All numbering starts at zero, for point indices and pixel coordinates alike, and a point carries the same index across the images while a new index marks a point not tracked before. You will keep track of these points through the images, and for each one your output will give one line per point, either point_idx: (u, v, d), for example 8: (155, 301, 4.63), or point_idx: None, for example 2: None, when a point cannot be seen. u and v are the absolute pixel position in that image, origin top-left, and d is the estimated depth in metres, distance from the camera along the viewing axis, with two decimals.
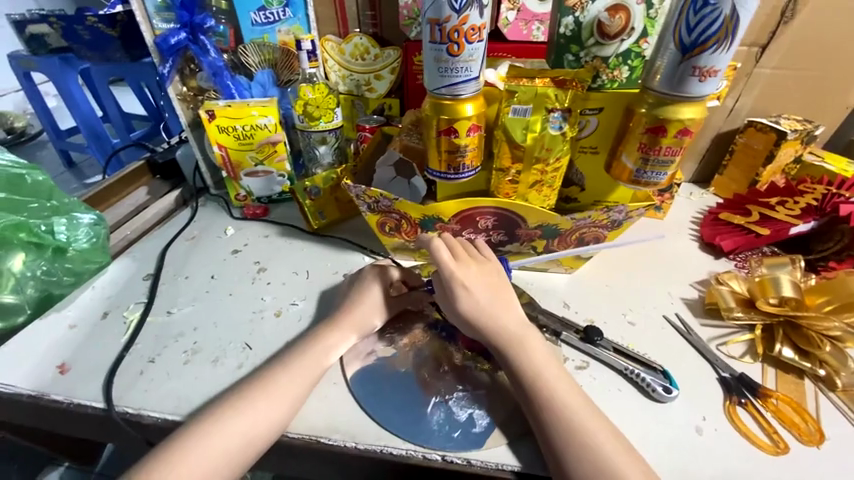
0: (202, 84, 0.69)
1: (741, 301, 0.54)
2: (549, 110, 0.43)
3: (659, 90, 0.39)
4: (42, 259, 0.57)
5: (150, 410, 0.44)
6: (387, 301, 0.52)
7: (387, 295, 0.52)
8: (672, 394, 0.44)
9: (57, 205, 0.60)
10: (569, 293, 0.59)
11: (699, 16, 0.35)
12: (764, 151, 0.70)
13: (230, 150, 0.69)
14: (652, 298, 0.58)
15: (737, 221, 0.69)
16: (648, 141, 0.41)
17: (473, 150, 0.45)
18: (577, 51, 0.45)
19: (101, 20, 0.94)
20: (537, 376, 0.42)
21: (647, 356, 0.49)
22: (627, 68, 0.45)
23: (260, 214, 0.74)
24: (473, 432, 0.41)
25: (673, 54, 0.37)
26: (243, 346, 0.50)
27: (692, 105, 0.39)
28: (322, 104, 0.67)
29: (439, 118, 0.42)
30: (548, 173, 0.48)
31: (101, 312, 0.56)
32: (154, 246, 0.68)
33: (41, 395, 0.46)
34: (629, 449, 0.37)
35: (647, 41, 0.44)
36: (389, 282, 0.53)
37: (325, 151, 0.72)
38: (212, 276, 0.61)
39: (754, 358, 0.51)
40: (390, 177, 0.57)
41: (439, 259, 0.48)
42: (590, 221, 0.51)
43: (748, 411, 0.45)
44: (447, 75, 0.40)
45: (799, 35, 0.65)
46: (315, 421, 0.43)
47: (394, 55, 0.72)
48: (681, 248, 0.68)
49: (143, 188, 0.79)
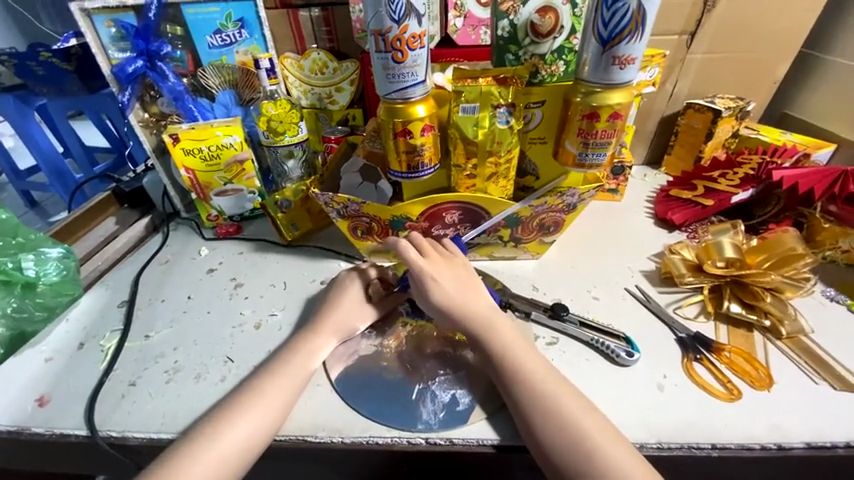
0: (164, 109, 0.71)
1: (691, 267, 0.59)
2: (495, 106, 0.46)
3: (589, 80, 0.43)
4: (12, 296, 0.56)
5: (136, 431, 0.44)
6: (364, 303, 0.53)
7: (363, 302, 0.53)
8: (634, 357, 0.48)
9: (23, 241, 0.60)
10: (539, 277, 0.62)
11: (611, 12, 0.39)
12: (703, 129, 0.77)
13: (198, 172, 0.69)
14: (614, 273, 0.62)
15: (686, 195, 0.74)
16: (586, 126, 0.45)
17: (430, 149, 0.48)
18: (517, 51, 0.49)
19: (55, 55, 0.91)
20: (505, 351, 0.44)
21: (610, 326, 0.53)
22: (563, 63, 0.49)
23: (233, 232, 0.75)
24: (457, 410, 0.43)
25: (595, 47, 0.41)
26: (225, 360, 0.51)
27: (619, 90, 0.43)
28: (285, 119, 0.69)
29: (394, 122, 0.45)
30: (502, 165, 0.51)
31: (76, 343, 0.55)
32: (127, 273, 0.67)
33: (21, 430, 0.46)
34: (592, 409, 0.40)
35: (577, 37, 0.48)
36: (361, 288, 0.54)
37: (293, 165, 0.73)
38: (189, 296, 0.61)
39: (707, 316, 0.55)
40: (357, 183, 0.60)
41: (408, 258, 0.51)
42: (547, 207, 0.55)
43: (704, 365, 0.49)
44: (396, 80, 0.43)
45: (718, 23, 0.71)
46: (302, 421, 0.44)
47: (352, 68, 0.75)
48: (639, 225, 0.73)
49: (111, 217, 0.78)
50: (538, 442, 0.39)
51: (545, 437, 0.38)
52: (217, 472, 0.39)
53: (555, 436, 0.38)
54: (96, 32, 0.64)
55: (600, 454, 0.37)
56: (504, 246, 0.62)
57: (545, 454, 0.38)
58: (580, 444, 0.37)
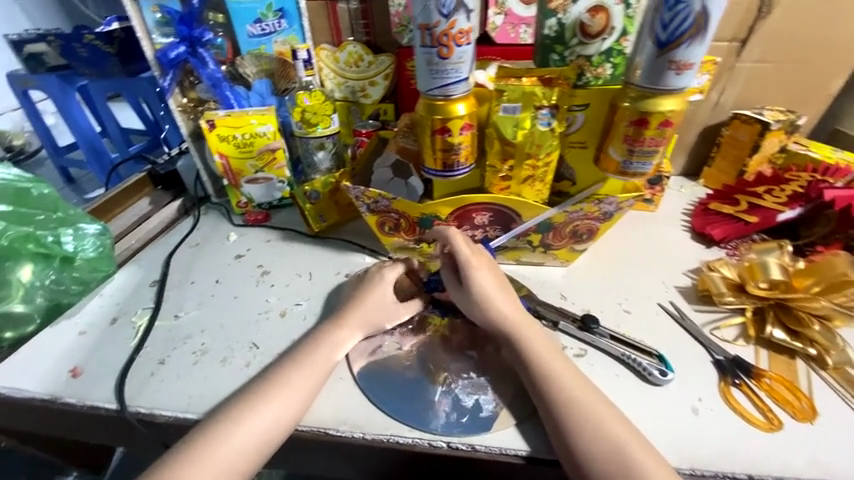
0: (202, 95, 0.72)
1: (732, 286, 0.56)
2: (537, 108, 0.45)
3: (639, 84, 0.42)
4: (51, 268, 0.58)
5: (163, 409, 0.45)
6: (389, 300, 0.52)
7: (387, 298, 0.52)
8: (667, 377, 0.46)
9: (63, 216, 0.62)
10: (567, 286, 0.60)
11: (672, 13, 0.37)
12: (749, 142, 0.73)
13: (231, 158, 0.70)
14: (647, 287, 0.60)
15: (726, 210, 0.71)
16: (633, 133, 0.43)
17: (467, 148, 0.47)
18: (562, 51, 0.47)
19: (99, 37, 0.98)
20: (535, 356, 0.44)
21: (643, 342, 0.51)
22: (610, 65, 0.47)
23: (261, 219, 0.76)
24: (480, 417, 0.43)
25: (650, 50, 0.40)
26: (250, 346, 0.52)
27: (671, 97, 0.41)
28: (319, 110, 0.69)
29: (433, 119, 0.44)
30: (540, 168, 0.50)
31: (109, 319, 0.57)
32: (158, 253, 0.69)
33: (55, 399, 0.47)
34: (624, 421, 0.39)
35: (628, 38, 0.46)
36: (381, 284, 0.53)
37: (323, 156, 0.74)
38: (217, 280, 0.62)
39: (746, 340, 0.52)
40: (387, 178, 0.59)
41: (457, 249, 0.51)
42: (582, 214, 0.54)
43: (742, 390, 0.47)
44: (439, 77, 0.42)
45: (776, 31, 0.67)
46: (324, 414, 0.44)
47: (388, 62, 0.75)
48: (674, 238, 0.70)
49: (145, 198, 0.80)
50: (571, 451, 0.38)
51: (579, 445, 0.38)
52: (243, 454, 0.39)
53: (589, 445, 0.37)
54: (142, 16, 0.65)
55: (636, 464, 0.36)
56: (532, 251, 0.60)
57: (579, 463, 0.37)
58: (615, 454, 0.37)
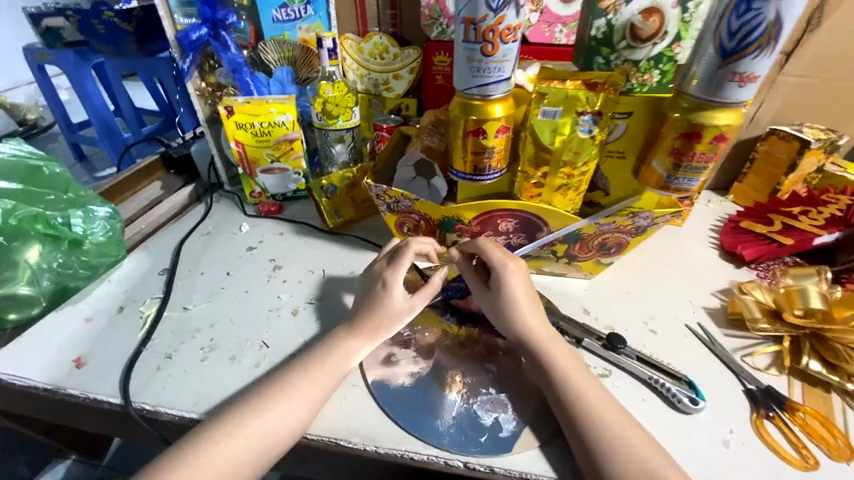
0: (220, 80, 0.69)
1: (767, 311, 0.54)
2: (579, 113, 0.42)
3: (695, 95, 0.39)
4: (59, 251, 0.56)
5: (168, 407, 0.44)
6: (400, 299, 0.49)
7: (396, 298, 0.48)
8: (698, 405, 0.44)
9: (73, 197, 0.60)
10: (590, 300, 0.58)
11: (741, 21, 0.34)
12: (786, 160, 0.69)
13: (247, 146, 0.68)
14: (674, 306, 0.57)
15: (759, 229, 0.68)
16: (682, 146, 0.40)
17: (500, 152, 0.44)
18: (608, 54, 0.44)
19: (117, 14, 0.95)
20: (564, 373, 0.42)
21: (671, 366, 0.49)
22: (658, 72, 0.45)
23: (274, 211, 0.73)
24: (499, 437, 0.40)
25: (712, 59, 0.37)
26: (260, 345, 0.50)
27: (728, 111, 0.38)
28: (340, 102, 0.67)
29: (467, 119, 0.42)
30: (576, 177, 0.47)
31: (116, 306, 0.55)
32: (169, 240, 0.67)
33: (56, 389, 0.46)
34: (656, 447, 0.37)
35: (681, 44, 0.43)
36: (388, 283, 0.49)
37: (340, 149, 0.71)
38: (227, 273, 0.60)
39: (780, 370, 0.49)
40: (409, 178, 0.56)
41: (493, 252, 0.49)
42: (614, 226, 0.50)
43: (776, 425, 0.44)
44: (479, 75, 0.39)
45: (825, 44, 0.64)
46: (334, 422, 0.42)
47: (414, 55, 0.72)
48: (702, 255, 0.67)
49: (157, 182, 0.79)
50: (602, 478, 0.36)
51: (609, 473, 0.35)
52: (245, 457, 0.38)
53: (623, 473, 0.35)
54: None
55: None
56: (556, 262, 0.58)
57: None
58: None
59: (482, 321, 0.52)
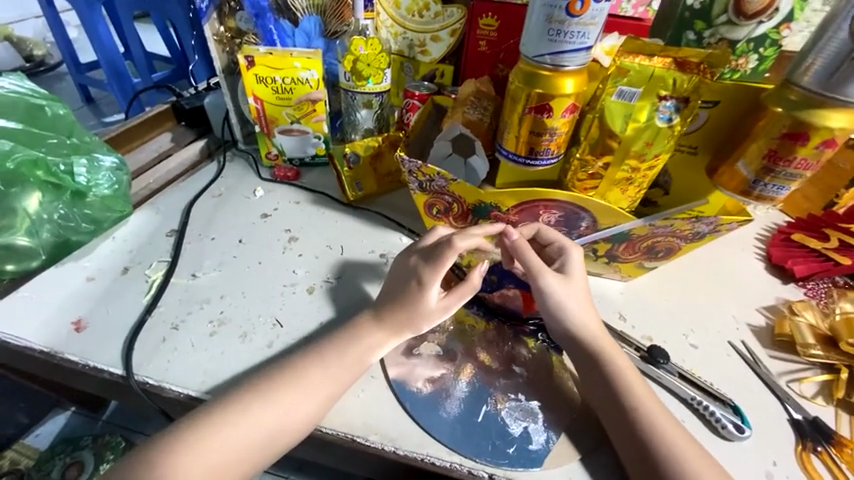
0: (241, 25, 0.61)
1: (821, 337, 0.50)
2: (660, 97, 0.36)
3: (807, 87, 0.33)
4: (60, 201, 0.52)
5: (173, 384, 0.41)
6: (437, 304, 0.44)
7: (432, 302, 0.44)
8: (744, 433, 0.40)
9: (76, 143, 0.55)
10: (625, 304, 0.54)
11: None
12: (850, 172, 0.63)
13: (267, 104, 0.62)
14: (716, 320, 0.53)
15: (812, 244, 0.62)
16: (781, 148, 0.35)
17: (562, 135, 0.39)
18: (702, 29, 0.39)
19: None
20: (620, 376, 0.39)
21: (715, 387, 0.45)
22: (756, 57, 0.39)
23: (291, 177, 0.68)
24: (529, 449, 0.38)
25: (841, 45, 0.31)
26: (273, 323, 0.46)
27: (844, 111, 0.33)
28: (373, 61, 0.60)
29: (531, 92, 0.36)
30: (641, 171, 0.41)
31: (120, 267, 0.51)
32: (178, 199, 0.62)
33: (54, 353, 0.43)
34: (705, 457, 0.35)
35: (791, 27, 0.38)
36: (425, 284, 0.44)
37: (366, 115, 0.65)
38: (239, 241, 0.56)
39: (827, 400, 0.46)
40: (445, 153, 0.51)
41: (559, 241, 0.46)
42: (671, 229, 0.45)
43: (822, 460, 0.41)
44: (557, 40, 0.33)
45: None
46: (352, 417, 0.39)
47: (457, 16, 0.64)
48: (746, 267, 0.62)
49: (167, 133, 0.73)
50: None
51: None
52: (267, 439, 0.36)
53: None
54: None
55: None
56: (594, 261, 0.53)
57: None
58: None
59: (510, 318, 0.48)
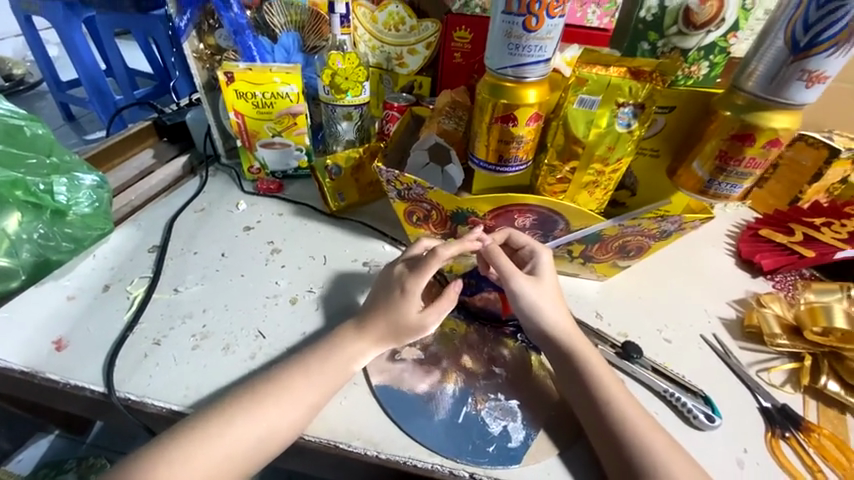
0: (221, 43, 0.63)
1: (786, 327, 0.52)
2: (618, 104, 0.38)
3: (753, 92, 0.35)
4: (40, 221, 0.52)
5: (155, 399, 0.41)
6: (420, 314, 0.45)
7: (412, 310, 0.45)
8: (714, 422, 0.42)
9: (57, 162, 0.56)
10: (602, 303, 0.55)
11: (821, 11, 0.31)
12: (811, 168, 0.66)
13: (247, 118, 0.63)
14: (689, 315, 0.55)
15: (778, 239, 0.65)
16: (730, 149, 0.37)
17: (528, 142, 0.41)
18: (655, 39, 0.42)
19: None
20: (591, 371, 0.41)
21: (686, 379, 0.47)
22: (707, 64, 0.42)
23: (274, 190, 0.68)
24: (508, 447, 0.38)
25: (779, 53, 0.34)
26: (256, 335, 0.47)
27: (787, 113, 0.35)
28: (350, 75, 0.61)
29: (496, 102, 0.38)
30: (606, 174, 0.43)
31: (101, 284, 0.52)
32: (160, 215, 0.63)
33: (34, 373, 0.42)
34: (675, 446, 0.37)
35: (737, 35, 0.40)
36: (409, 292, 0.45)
37: (347, 127, 0.66)
38: (222, 254, 0.56)
39: (795, 388, 0.47)
40: (422, 163, 0.52)
41: (531, 245, 0.48)
42: (639, 229, 0.47)
43: (791, 445, 0.42)
44: (517, 53, 0.35)
45: None
46: (334, 423, 0.40)
47: (432, 29, 0.66)
48: (717, 262, 0.65)
49: (148, 150, 0.73)
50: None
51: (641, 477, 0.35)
52: (249, 451, 0.36)
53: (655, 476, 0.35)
54: None
55: None
56: (570, 262, 0.55)
57: None
58: None
59: (490, 321, 0.49)
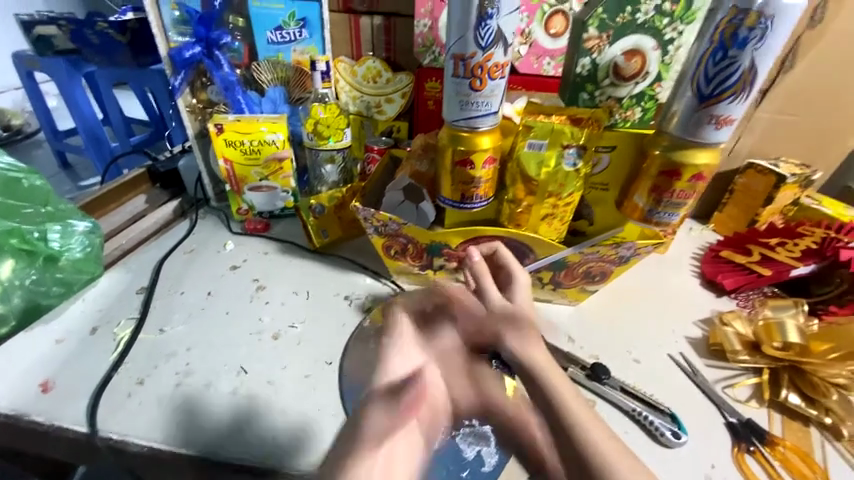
0: (212, 97, 0.69)
1: (746, 343, 0.54)
2: (564, 146, 0.43)
3: (676, 134, 0.41)
4: (32, 267, 0.54)
5: (136, 437, 0.42)
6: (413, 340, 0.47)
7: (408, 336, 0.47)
8: (680, 439, 0.44)
9: (53, 211, 0.59)
10: (574, 328, 0.58)
11: (717, 67, 0.37)
12: (763, 193, 0.70)
13: (236, 164, 0.67)
14: (657, 336, 0.58)
15: (738, 260, 0.69)
16: (663, 183, 0.43)
17: (487, 182, 0.45)
18: (593, 90, 0.48)
19: (111, 26, 0.94)
20: (558, 395, 0.38)
21: (654, 398, 0.49)
22: (640, 109, 0.48)
23: (261, 229, 0.72)
24: (481, 471, 0.42)
25: (690, 101, 0.39)
26: (238, 370, 0.48)
27: (706, 150, 0.40)
28: (332, 123, 0.67)
29: (455, 149, 0.43)
30: (560, 207, 0.48)
31: (89, 327, 0.53)
32: (149, 258, 0.65)
33: (20, 415, 0.43)
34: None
35: (662, 84, 0.46)
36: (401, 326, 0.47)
37: (330, 170, 0.71)
38: (209, 293, 0.59)
39: (760, 402, 0.50)
40: (398, 201, 0.56)
41: (511, 265, 0.47)
42: (598, 255, 0.50)
43: (757, 459, 0.44)
44: (467, 109, 0.41)
45: (803, 80, 0.65)
46: (313, 456, 0.41)
47: (406, 81, 0.72)
48: (683, 283, 0.68)
49: (141, 196, 0.77)
50: None
51: None
52: None
53: None
54: (160, 12, 0.61)
55: None
56: (541, 288, 0.58)
57: None
58: None
59: None
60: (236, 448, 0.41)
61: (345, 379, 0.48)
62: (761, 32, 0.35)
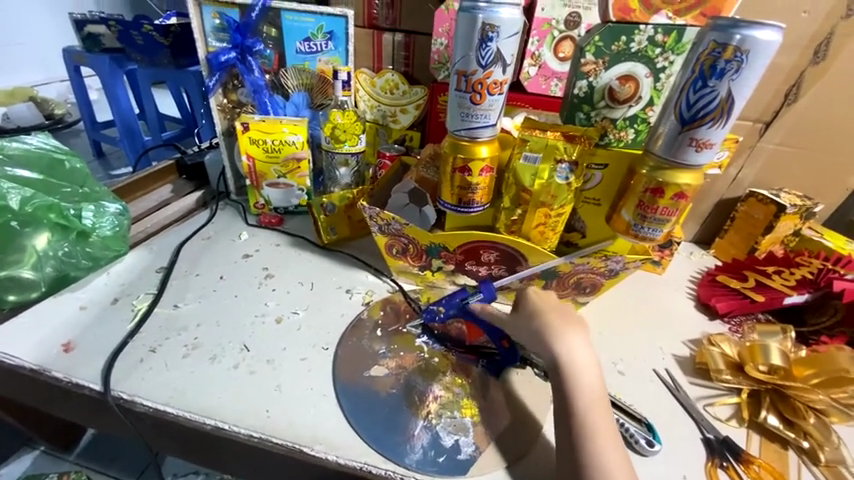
0: (241, 99, 0.74)
1: (731, 364, 0.55)
2: (557, 161, 0.47)
3: (659, 154, 0.45)
4: (66, 240, 0.59)
5: (144, 398, 0.46)
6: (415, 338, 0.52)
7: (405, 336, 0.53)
8: (654, 447, 0.45)
9: (88, 191, 0.65)
10: None
11: (697, 95, 0.41)
12: (763, 221, 0.71)
13: (257, 161, 0.72)
14: (643, 351, 0.59)
15: (733, 284, 0.69)
16: (648, 199, 0.46)
17: (484, 189, 0.49)
18: (589, 111, 0.51)
19: (156, 30, 1.03)
20: (580, 407, 0.40)
21: (633, 407, 0.50)
22: (633, 130, 0.51)
23: (274, 223, 0.77)
24: (457, 459, 0.43)
25: (673, 125, 0.43)
26: (241, 348, 0.52)
27: (688, 172, 0.44)
28: (348, 129, 0.71)
29: (455, 156, 0.47)
30: (553, 217, 0.51)
31: (110, 298, 0.58)
32: (171, 241, 0.70)
33: (42, 370, 0.48)
34: None
35: (653, 109, 0.50)
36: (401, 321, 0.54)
37: (344, 172, 0.75)
38: (221, 276, 0.63)
39: (740, 422, 0.50)
40: (403, 203, 0.60)
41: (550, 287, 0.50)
42: (588, 267, 0.53)
43: (729, 475, 0.45)
44: (468, 119, 0.45)
45: (806, 113, 0.67)
46: (301, 430, 0.44)
47: (421, 94, 0.77)
48: (677, 304, 0.69)
49: (168, 185, 0.83)
50: None
51: None
52: None
53: None
54: (202, 20, 0.68)
55: None
56: None
57: None
58: None
59: (458, 346, 0.55)
60: (232, 416, 0.44)
61: (338, 365, 0.51)
62: (737, 65, 0.39)
